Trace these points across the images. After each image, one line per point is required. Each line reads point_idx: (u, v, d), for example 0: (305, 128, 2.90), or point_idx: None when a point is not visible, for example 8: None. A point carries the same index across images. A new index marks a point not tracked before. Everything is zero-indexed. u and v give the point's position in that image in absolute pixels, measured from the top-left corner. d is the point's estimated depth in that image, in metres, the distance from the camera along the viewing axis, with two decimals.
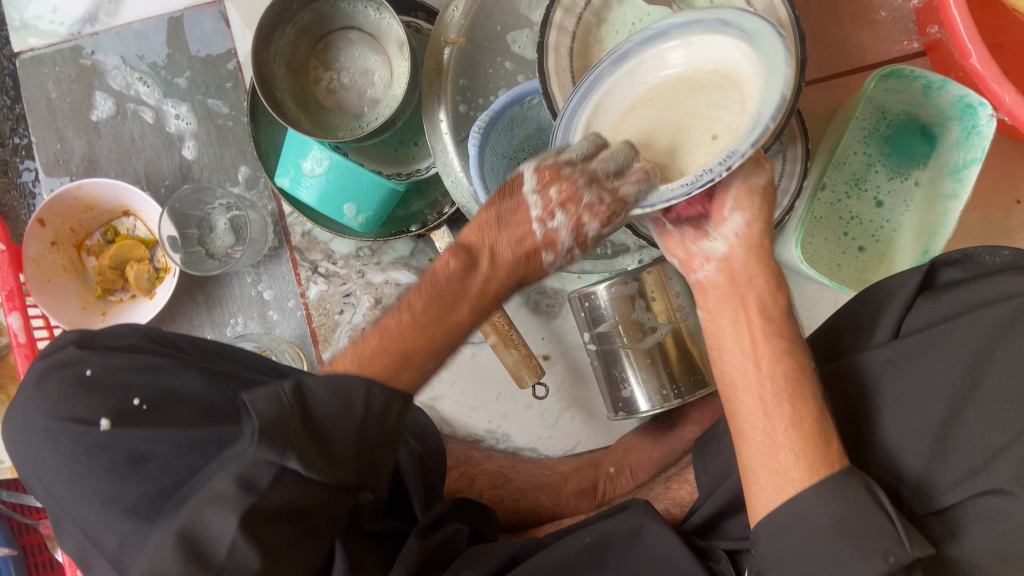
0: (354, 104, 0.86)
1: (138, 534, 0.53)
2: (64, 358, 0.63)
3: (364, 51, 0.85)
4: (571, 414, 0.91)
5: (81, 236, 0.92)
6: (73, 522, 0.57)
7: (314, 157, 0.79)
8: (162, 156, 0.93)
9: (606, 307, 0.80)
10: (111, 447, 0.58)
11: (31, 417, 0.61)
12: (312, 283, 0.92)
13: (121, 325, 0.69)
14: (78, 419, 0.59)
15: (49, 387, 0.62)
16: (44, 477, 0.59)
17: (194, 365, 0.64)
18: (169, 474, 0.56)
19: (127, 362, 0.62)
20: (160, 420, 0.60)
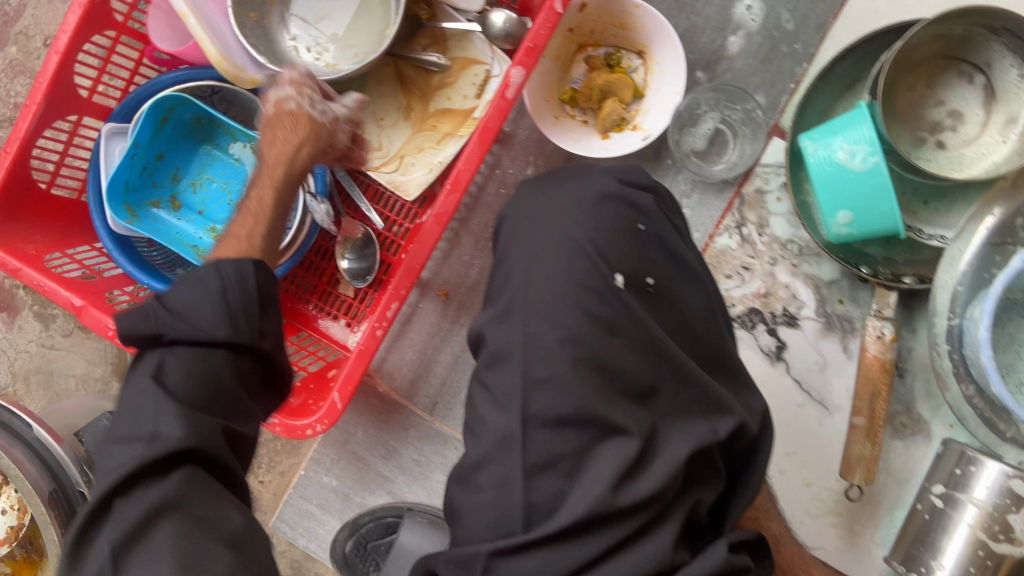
0: (919, 131, 0.80)
1: (574, 381, 0.54)
2: (627, 194, 0.60)
3: (971, 97, 0.78)
4: (835, 521, 0.87)
5: (591, 40, 0.88)
6: (520, 321, 0.57)
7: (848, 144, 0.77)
8: (706, 31, 0.88)
9: (984, 485, 0.74)
10: (609, 301, 0.56)
11: (563, 207, 0.60)
12: (726, 233, 0.89)
13: (672, 198, 0.65)
14: (603, 253, 0.57)
15: (602, 208, 0.59)
16: (535, 267, 0.58)
17: (700, 283, 0.61)
18: (627, 361, 0.55)
19: (667, 239, 0.60)
20: (653, 310, 0.58)
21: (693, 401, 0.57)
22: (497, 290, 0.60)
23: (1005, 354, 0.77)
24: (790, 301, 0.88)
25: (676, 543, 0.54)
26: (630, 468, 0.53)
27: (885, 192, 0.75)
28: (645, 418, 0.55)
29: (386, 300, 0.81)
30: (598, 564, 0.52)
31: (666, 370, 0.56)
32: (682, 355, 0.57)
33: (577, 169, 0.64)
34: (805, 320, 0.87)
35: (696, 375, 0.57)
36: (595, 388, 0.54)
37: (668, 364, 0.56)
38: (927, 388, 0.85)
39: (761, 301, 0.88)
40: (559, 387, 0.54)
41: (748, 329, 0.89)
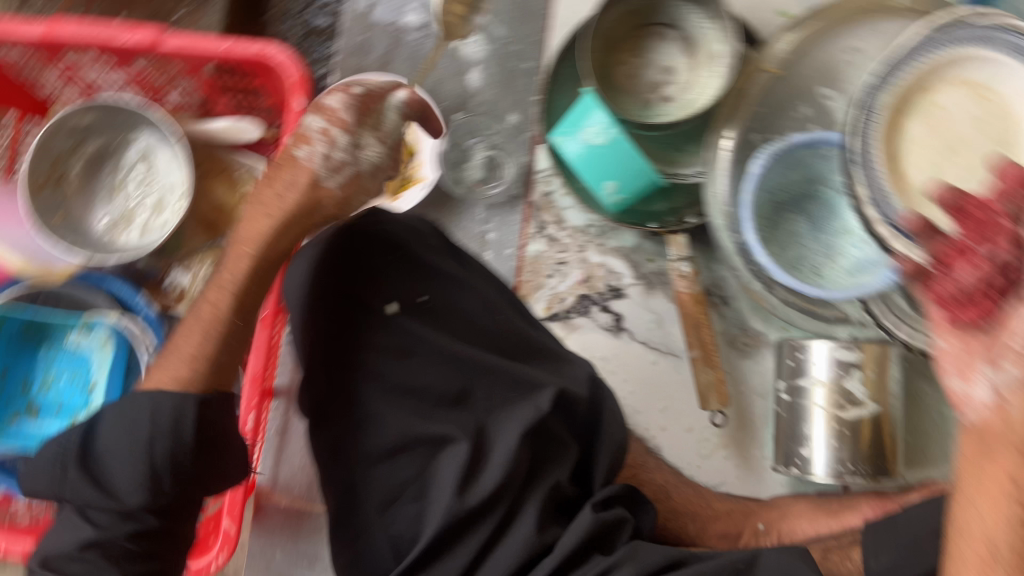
0: (646, 94, 0.89)
1: (389, 413, 0.62)
2: (369, 229, 0.68)
3: (673, 51, 0.89)
4: (726, 453, 0.92)
5: None
6: (325, 378, 0.64)
7: (592, 124, 0.84)
8: (448, 79, 0.97)
9: (818, 365, 0.81)
10: (391, 330, 0.64)
11: (324, 268, 0.66)
12: (533, 241, 0.96)
13: (420, 219, 0.71)
14: (373, 293, 0.66)
15: (358, 255, 0.67)
16: (318, 329, 0.65)
17: (474, 283, 0.69)
18: (427, 375, 0.63)
19: (426, 259, 0.68)
20: (431, 323, 0.66)
21: (504, 387, 0.65)
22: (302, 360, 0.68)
23: (786, 249, 0.85)
24: (610, 277, 0.95)
25: (539, 519, 0.61)
26: (470, 468, 0.60)
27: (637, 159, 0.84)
28: (469, 419, 0.63)
29: (242, 415, 0.82)
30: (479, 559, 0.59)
31: (469, 372, 0.64)
32: (480, 353, 0.65)
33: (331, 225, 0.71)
34: (629, 288, 0.95)
35: (493, 365, 0.65)
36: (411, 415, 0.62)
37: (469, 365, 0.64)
38: (751, 304, 0.92)
39: (586, 286, 0.96)
40: (380, 422, 0.62)
41: (585, 314, 0.96)
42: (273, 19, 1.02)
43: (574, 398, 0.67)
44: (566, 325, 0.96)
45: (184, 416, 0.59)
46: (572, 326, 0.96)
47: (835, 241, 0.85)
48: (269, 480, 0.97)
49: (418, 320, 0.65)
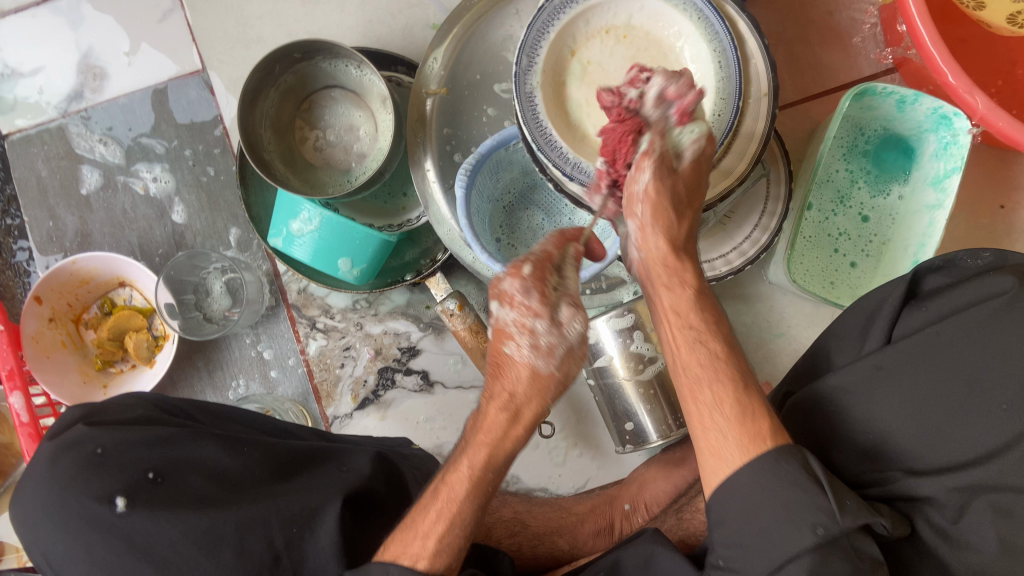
0: (342, 160, 0.87)
1: None
2: (68, 440, 0.60)
3: (346, 107, 0.87)
4: (579, 451, 0.90)
5: (78, 310, 0.92)
6: None
7: (305, 214, 0.81)
8: (154, 225, 0.94)
9: (606, 341, 0.80)
10: (128, 534, 0.57)
11: (39, 507, 0.58)
12: (311, 339, 0.92)
13: (126, 398, 0.66)
14: (90, 502, 0.57)
15: (60, 468, 0.59)
16: (59, 562, 0.58)
17: (209, 434, 0.64)
18: (189, 558, 0.56)
19: (137, 437, 0.61)
20: (170, 499, 0.58)
21: (283, 524, 0.60)
22: None
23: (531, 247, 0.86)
24: (399, 339, 0.92)
25: None
26: None
27: (359, 231, 0.81)
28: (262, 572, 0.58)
29: None
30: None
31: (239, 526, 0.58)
32: (235, 502, 0.59)
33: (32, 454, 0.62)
34: (422, 342, 0.92)
35: (263, 514, 0.59)
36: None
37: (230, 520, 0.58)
38: None
39: (380, 358, 0.92)
40: None
41: (392, 385, 0.92)
42: None
43: (362, 491, 0.66)
44: (379, 405, 0.92)
45: None
46: (385, 403, 0.92)
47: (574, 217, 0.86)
48: None
49: (150, 508, 0.57)
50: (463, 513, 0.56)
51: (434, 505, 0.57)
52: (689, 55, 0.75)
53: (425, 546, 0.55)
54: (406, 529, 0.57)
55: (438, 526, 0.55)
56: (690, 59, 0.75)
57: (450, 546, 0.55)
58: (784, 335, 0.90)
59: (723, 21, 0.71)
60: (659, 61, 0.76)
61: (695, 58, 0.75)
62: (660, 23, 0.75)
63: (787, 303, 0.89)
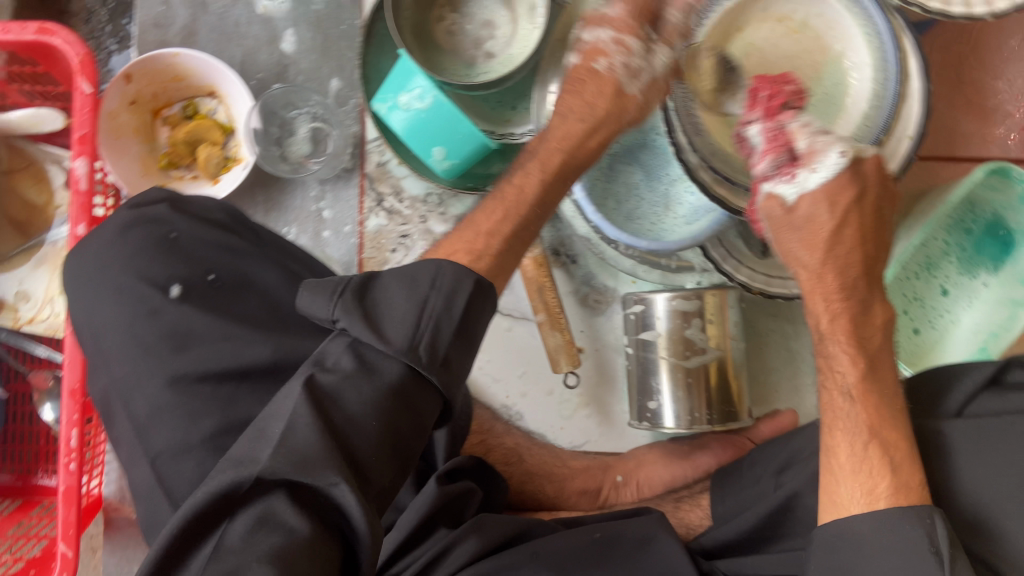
0: (468, 52, 0.85)
1: (171, 408, 0.54)
2: (152, 213, 0.61)
3: (493, 3, 0.85)
4: (587, 412, 0.91)
5: (161, 104, 0.89)
6: (105, 372, 0.58)
7: (420, 88, 0.80)
8: (261, 49, 0.91)
9: (658, 318, 0.80)
10: (171, 319, 0.56)
11: (100, 260, 0.59)
12: (373, 214, 0.91)
13: (210, 202, 0.66)
14: (149, 280, 0.57)
15: (132, 238, 0.59)
16: (98, 325, 0.58)
17: (273, 260, 0.62)
18: (219, 360, 0.55)
19: (213, 238, 0.61)
20: (219, 303, 0.58)
21: None
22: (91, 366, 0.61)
23: (623, 203, 0.84)
24: None
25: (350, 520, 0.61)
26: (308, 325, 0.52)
27: (467, 126, 0.81)
28: None
29: (64, 432, 0.77)
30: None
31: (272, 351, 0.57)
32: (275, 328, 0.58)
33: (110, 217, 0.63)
34: None
35: (306, 349, 0.57)
36: (214, 412, 0.54)
37: (268, 342, 0.57)
38: (598, 260, 0.90)
39: None
40: (165, 419, 0.54)
41: None
42: None
43: None
44: None
45: (427, 300, 0.51)
46: None
47: (670, 190, 0.84)
48: (116, 494, 0.91)
49: (202, 305, 0.57)
50: (521, 207, 0.66)
51: (502, 207, 0.66)
52: (855, 73, 0.72)
53: (489, 237, 0.63)
54: (474, 225, 0.65)
55: (501, 217, 0.65)
56: (853, 77, 0.72)
57: (511, 235, 0.64)
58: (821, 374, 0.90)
59: (897, 49, 0.68)
60: (819, 71, 0.73)
61: (856, 75, 0.71)
62: (834, 32, 0.72)
63: None
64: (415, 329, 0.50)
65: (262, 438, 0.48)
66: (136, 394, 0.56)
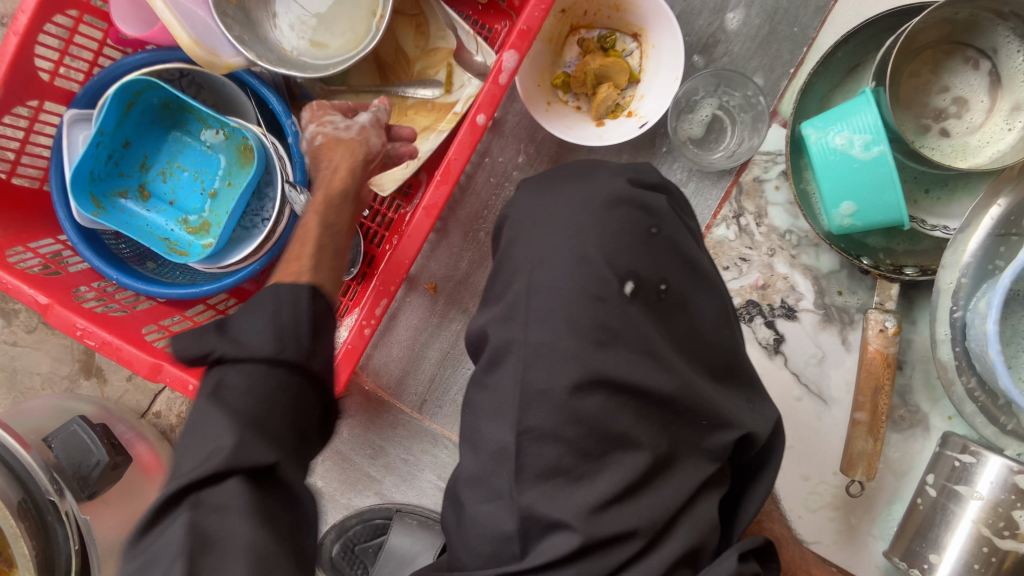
0: (921, 120, 0.78)
1: (574, 398, 0.54)
2: (640, 198, 0.60)
3: (974, 84, 0.77)
4: (832, 514, 0.85)
5: (584, 22, 0.85)
6: (520, 320, 0.57)
7: (864, 138, 0.73)
8: (703, 14, 0.84)
9: (986, 480, 0.73)
10: (615, 313, 0.56)
11: (574, 212, 0.59)
12: (724, 224, 0.87)
13: (685, 206, 0.65)
14: (612, 265, 0.57)
15: (616, 217, 0.59)
16: (539, 272, 0.58)
17: (713, 295, 0.62)
18: (632, 373, 0.55)
19: (682, 252, 0.60)
20: (657, 315, 0.58)
21: (703, 415, 0.59)
22: (497, 293, 0.61)
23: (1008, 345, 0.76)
24: (788, 293, 0.86)
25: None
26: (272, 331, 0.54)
27: (892, 197, 0.73)
28: (663, 441, 0.57)
29: (375, 297, 0.76)
30: (615, 501, 0.54)
31: (680, 386, 0.57)
32: (682, 367, 0.58)
33: (593, 173, 0.62)
34: (804, 313, 0.86)
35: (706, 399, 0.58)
36: (597, 421, 0.55)
37: (675, 377, 0.57)
38: (926, 379, 0.84)
39: (758, 293, 0.86)
40: (558, 402, 0.54)
41: (746, 321, 0.87)
42: None
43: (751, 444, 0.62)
44: None
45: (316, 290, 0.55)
46: None
47: None
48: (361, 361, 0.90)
49: (647, 313, 0.57)
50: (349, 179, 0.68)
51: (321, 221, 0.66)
52: None
53: (303, 265, 0.61)
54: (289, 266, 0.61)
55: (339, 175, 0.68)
56: None
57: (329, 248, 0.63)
58: None
59: None
60: None
61: None
62: None
63: None
64: (280, 336, 0.52)
65: (198, 441, 0.48)
66: (540, 362, 0.55)
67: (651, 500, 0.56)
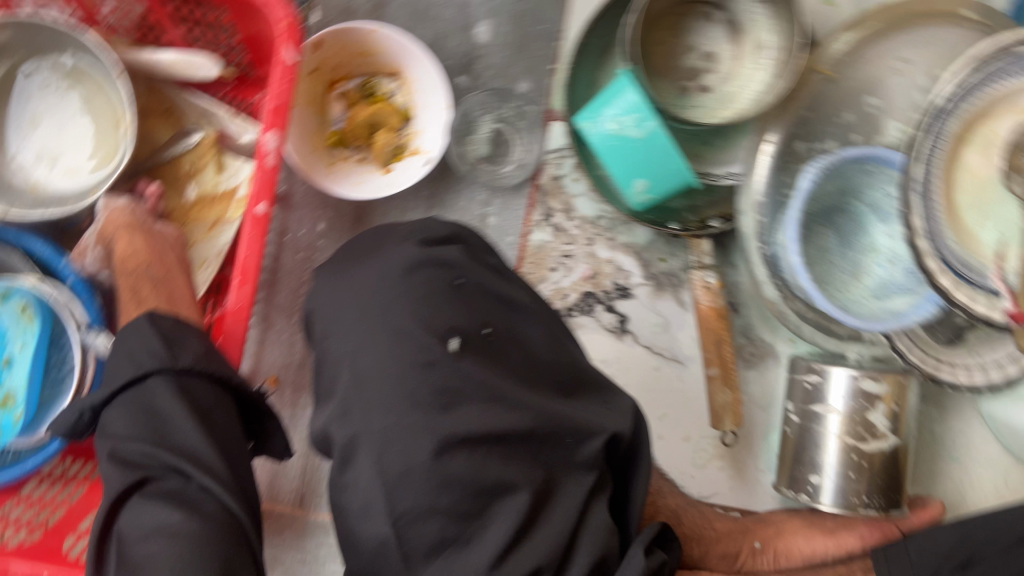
0: (682, 81, 0.81)
1: (432, 470, 0.52)
2: (436, 255, 0.59)
3: (717, 35, 0.81)
4: (721, 464, 0.89)
5: (339, 76, 0.83)
6: (355, 414, 0.54)
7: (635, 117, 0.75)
8: (453, 35, 0.84)
9: (836, 394, 0.78)
10: (447, 371, 0.54)
11: (374, 288, 0.57)
12: (539, 229, 0.87)
13: (484, 243, 0.64)
14: (428, 328, 0.55)
15: (417, 280, 0.57)
16: (360, 360, 0.55)
17: (540, 317, 0.62)
18: (486, 422, 0.53)
19: (495, 290, 0.60)
20: (491, 359, 0.57)
21: (567, 432, 0.57)
22: (326, 389, 0.58)
23: (816, 266, 0.81)
24: (618, 274, 0.88)
25: None
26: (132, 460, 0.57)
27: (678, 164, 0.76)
28: (540, 472, 0.55)
29: None
30: (510, 550, 0.52)
31: (535, 417, 0.56)
32: (532, 397, 0.57)
33: (381, 242, 0.61)
34: (637, 288, 0.88)
35: (564, 419, 0.57)
36: (467, 482, 0.52)
37: (527, 411, 0.56)
38: (762, 313, 0.88)
39: (591, 283, 0.88)
40: (420, 478, 0.52)
41: (588, 312, 0.88)
42: None
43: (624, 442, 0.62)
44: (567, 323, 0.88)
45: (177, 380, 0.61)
46: (574, 325, 0.88)
47: (860, 260, 0.82)
48: None
49: (479, 361, 0.56)
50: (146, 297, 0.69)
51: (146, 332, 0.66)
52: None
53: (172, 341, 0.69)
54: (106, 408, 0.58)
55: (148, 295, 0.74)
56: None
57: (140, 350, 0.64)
58: (958, 461, 0.90)
59: None
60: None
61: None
62: None
63: (978, 435, 0.89)
64: (143, 430, 0.58)
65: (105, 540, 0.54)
66: (390, 448, 0.52)
67: (545, 534, 0.54)
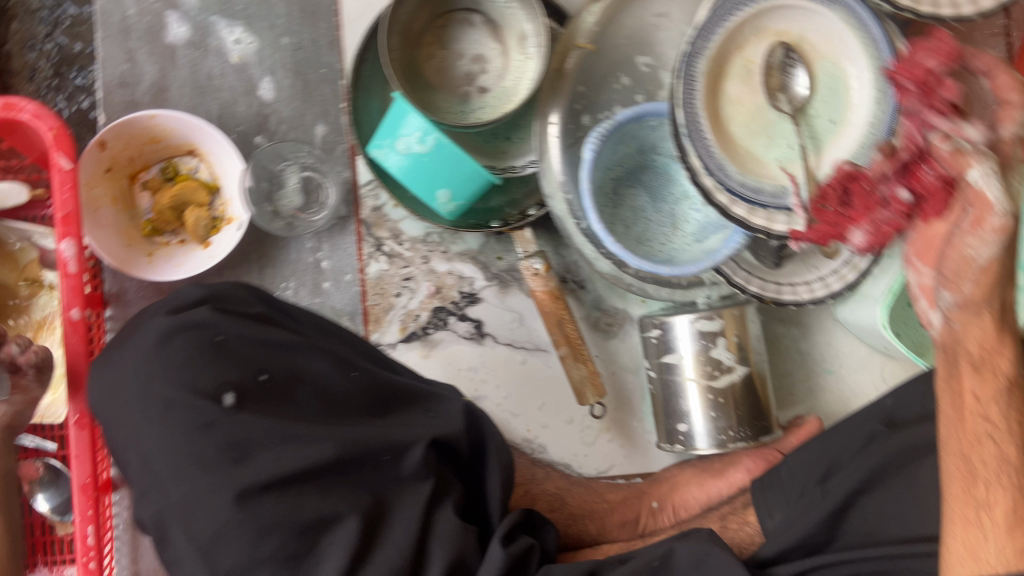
0: (460, 88, 0.84)
1: (234, 527, 0.51)
2: (185, 320, 0.60)
3: (481, 37, 0.84)
4: (610, 436, 0.90)
5: (138, 167, 0.85)
6: (152, 494, 0.55)
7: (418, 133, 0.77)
8: (239, 100, 0.87)
9: (681, 341, 0.80)
10: (227, 426, 0.55)
11: (140, 368, 0.58)
12: (373, 260, 0.89)
13: (246, 293, 0.66)
14: (198, 393, 0.56)
15: (175, 347, 0.59)
16: (143, 440, 0.56)
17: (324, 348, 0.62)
18: (286, 465, 0.53)
19: (262, 336, 0.60)
20: (270, 405, 0.58)
21: (378, 448, 0.57)
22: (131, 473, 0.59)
23: (632, 226, 0.83)
24: (461, 283, 0.89)
25: None
26: None
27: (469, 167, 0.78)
28: (362, 498, 0.55)
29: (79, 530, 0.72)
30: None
31: (338, 441, 0.56)
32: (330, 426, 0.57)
33: (141, 327, 0.62)
34: (483, 291, 0.90)
35: (371, 437, 0.57)
36: (285, 525, 0.52)
37: (325, 442, 0.55)
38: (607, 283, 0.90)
39: (438, 297, 0.89)
40: (228, 537, 0.51)
41: (443, 326, 0.89)
42: (13, 50, 0.87)
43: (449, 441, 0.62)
44: (425, 342, 0.89)
45: None
46: (432, 342, 0.89)
47: (675, 209, 0.84)
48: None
49: (257, 408, 0.57)
50: None
51: None
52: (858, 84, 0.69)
53: None
54: None
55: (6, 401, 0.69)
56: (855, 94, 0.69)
57: None
58: (833, 373, 0.92)
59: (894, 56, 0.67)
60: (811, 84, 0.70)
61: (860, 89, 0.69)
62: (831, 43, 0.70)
63: (844, 342, 0.92)
64: None
65: None
66: (195, 518, 0.52)
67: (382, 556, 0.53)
